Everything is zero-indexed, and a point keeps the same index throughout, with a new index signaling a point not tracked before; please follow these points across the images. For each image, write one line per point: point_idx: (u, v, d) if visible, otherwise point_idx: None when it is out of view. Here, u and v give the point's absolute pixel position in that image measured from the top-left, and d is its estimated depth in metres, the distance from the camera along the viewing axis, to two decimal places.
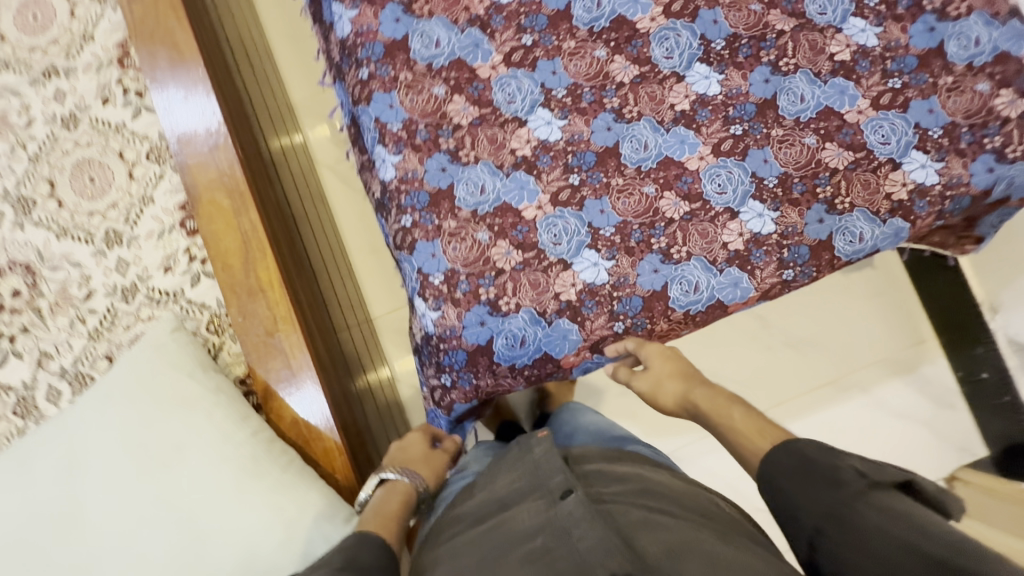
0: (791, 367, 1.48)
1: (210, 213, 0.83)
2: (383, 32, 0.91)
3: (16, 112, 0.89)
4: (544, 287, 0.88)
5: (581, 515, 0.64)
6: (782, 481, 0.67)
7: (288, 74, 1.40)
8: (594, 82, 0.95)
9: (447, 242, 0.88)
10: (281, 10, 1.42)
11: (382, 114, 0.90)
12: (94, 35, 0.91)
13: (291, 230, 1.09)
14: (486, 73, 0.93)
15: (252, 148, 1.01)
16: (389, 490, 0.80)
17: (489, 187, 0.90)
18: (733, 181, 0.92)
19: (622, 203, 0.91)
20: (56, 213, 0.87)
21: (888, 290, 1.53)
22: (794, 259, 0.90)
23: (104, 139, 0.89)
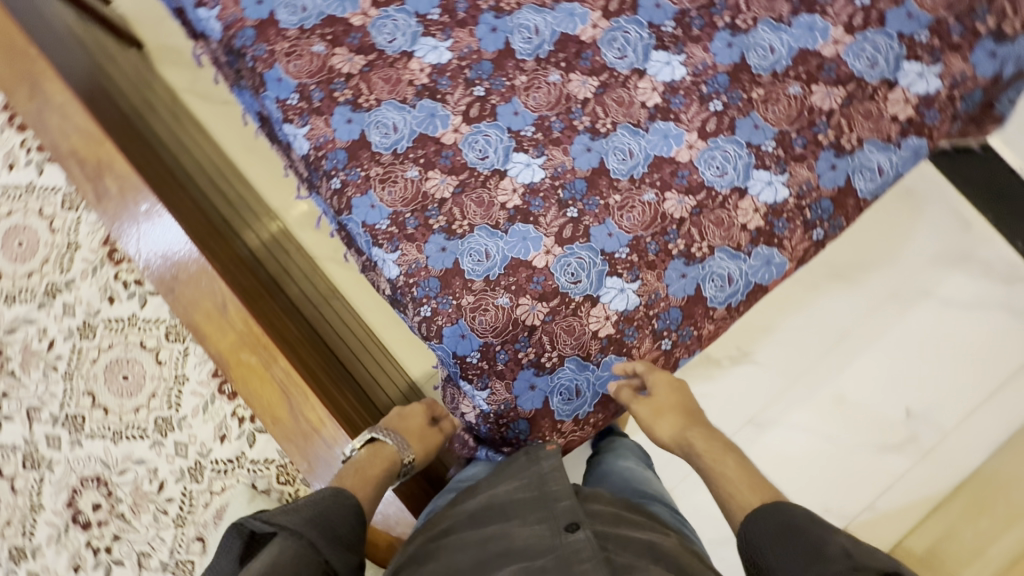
0: (844, 297, 1.43)
1: (244, 375, 0.85)
2: (340, 138, 0.90)
3: (35, 338, 0.95)
4: (581, 330, 0.86)
5: (585, 553, 0.64)
6: (762, 544, 0.64)
7: (266, 192, 1.42)
8: (558, 109, 0.92)
9: (472, 318, 0.86)
10: (235, 129, 1.44)
11: (367, 217, 0.89)
12: (79, 240, 0.96)
13: (314, 345, 1.08)
14: (451, 138, 0.91)
15: (252, 286, 1.01)
16: (376, 450, 0.81)
17: (493, 250, 0.88)
18: (730, 159, 0.88)
19: (627, 219, 0.88)
20: (105, 420, 0.93)
21: (916, 188, 1.45)
22: (819, 216, 0.87)
23: (123, 336, 0.94)
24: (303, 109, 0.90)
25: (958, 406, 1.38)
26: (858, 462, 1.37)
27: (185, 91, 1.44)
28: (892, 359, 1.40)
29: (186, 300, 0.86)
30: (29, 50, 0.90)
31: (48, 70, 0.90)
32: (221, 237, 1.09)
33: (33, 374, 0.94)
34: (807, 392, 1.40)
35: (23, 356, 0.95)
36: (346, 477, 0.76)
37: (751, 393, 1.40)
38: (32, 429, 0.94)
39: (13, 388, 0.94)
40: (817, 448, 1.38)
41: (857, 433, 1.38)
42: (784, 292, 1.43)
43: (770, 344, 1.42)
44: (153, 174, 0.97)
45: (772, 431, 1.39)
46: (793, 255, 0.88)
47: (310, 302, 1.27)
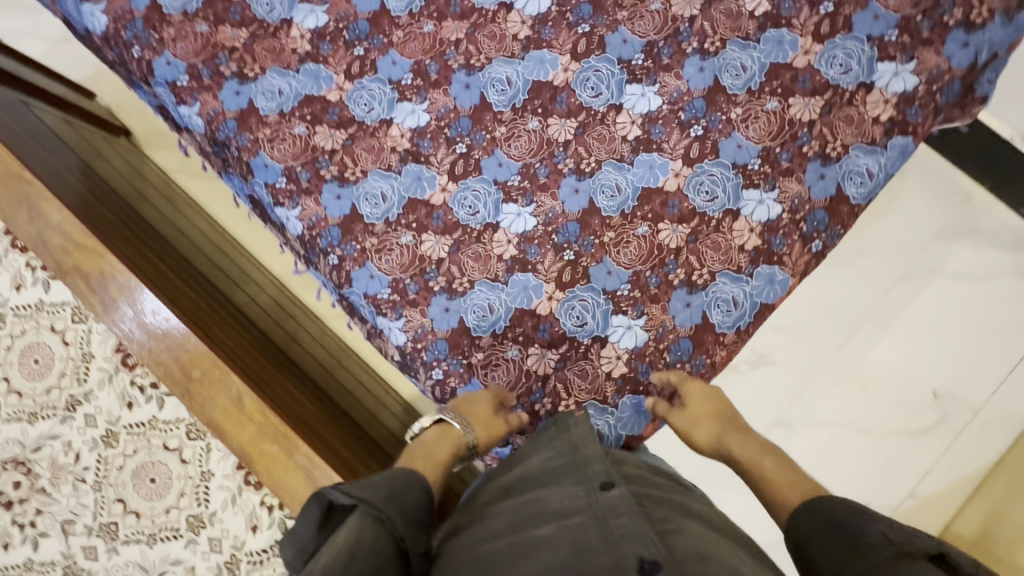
0: (853, 285, 1.41)
1: (268, 464, 0.86)
2: (332, 215, 0.91)
3: (61, 452, 1.02)
4: (594, 374, 0.87)
5: (622, 508, 0.60)
6: (811, 546, 0.63)
7: (263, 255, 1.43)
8: (541, 155, 0.93)
9: (484, 375, 0.87)
10: (224, 204, 1.45)
11: (368, 287, 0.90)
12: (92, 350, 1.04)
13: (332, 414, 1.09)
14: (440, 199, 0.92)
15: (263, 367, 1.02)
16: (442, 433, 0.80)
17: (496, 303, 0.89)
18: (719, 182, 0.88)
19: (624, 255, 0.89)
20: (139, 524, 1.00)
21: (912, 167, 1.44)
22: (815, 227, 0.87)
23: (145, 440, 1.02)
24: (292, 192, 0.91)
25: (984, 380, 1.36)
26: (891, 448, 1.35)
27: (176, 172, 1.47)
28: (910, 340, 1.38)
29: (203, 397, 0.88)
30: (24, 174, 0.93)
31: (44, 192, 0.93)
32: (227, 322, 1.10)
33: (63, 488, 1.01)
34: (830, 385, 1.38)
35: (51, 471, 1.01)
36: (415, 459, 0.76)
37: (773, 395, 1.38)
38: (69, 543, 1.00)
39: (46, 505, 1.00)
40: (845, 440, 1.36)
41: (884, 419, 1.36)
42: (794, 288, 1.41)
43: (786, 343, 1.40)
44: (155, 275, 1.00)
45: (800, 430, 1.37)
46: (797, 270, 0.87)
47: (324, 365, 1.28)
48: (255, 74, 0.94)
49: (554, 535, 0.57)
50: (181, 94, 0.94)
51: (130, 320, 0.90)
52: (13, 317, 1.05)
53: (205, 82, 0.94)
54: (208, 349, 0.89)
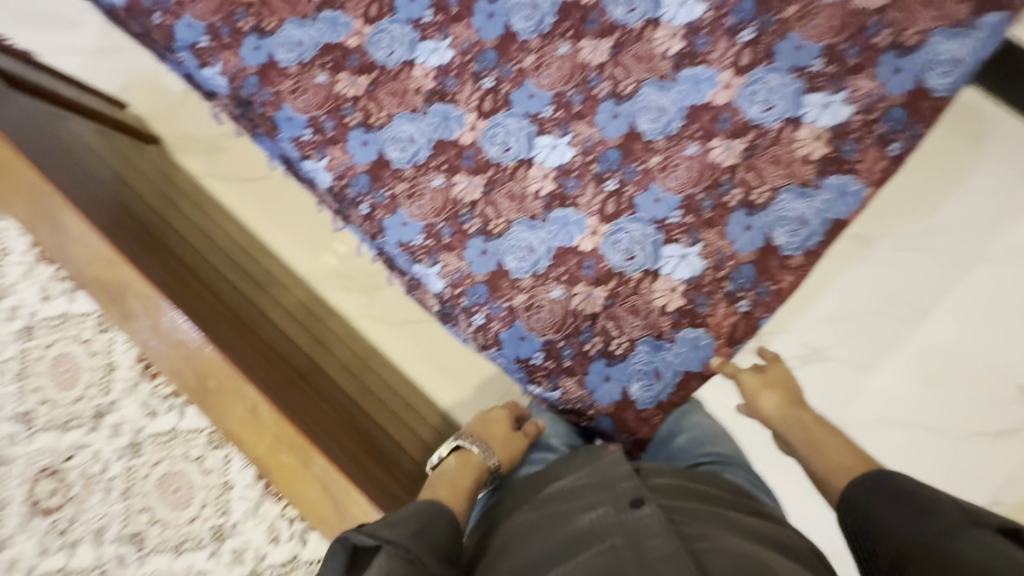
0: (920, 268, 1.23)
1: (285, 476, 0.81)
2: (360, 162, 0.88)
3: (91, 462, 0.93)
4: (647, 309, 0.80)
5: (654, 525, 0.55)
6: (869, 509, 0.58)
7: (290, 256, 1.43)
8: (574, 81, 0.86)
9: (529, 318, 0.82)
10: (256, 207, 1.46)
11: (401, 235, 0.87)
12: (117, 359, 0.97)
13: (367, 412, 1.03)
14: (470, 138, 0.87)
15: (285, 373, 0.95)
16: (464, 460, 0.74)
17: (536, 242, 0.83)
18: (775, 89, 0.79)
19: (673, 179, 0.81)
20: (164, 534, 0.91)
21: (984, 132, 1.23)
22: (893, 127, 0.77)
23: (169, 449, 0.94)
24: (318, 142, 0.89)
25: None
26: (969, 452, 1.18)
27: (205, 176, 1.49)
28: (989, 332, 1.20)
29: (214, 407, 0.84)
30: (45, 186, 0.90)
31: (64, 204, 0.90)
32: (248, 325, 1.04)
33: (94, 496, 0.92)
34: (895, 381, 1.22)
35: (84, 480, 0.93)
36: (439, 489, 0.70)
37: (828, 392, 1.23)
38: (102, 549, 0.91)
39: (79, 513, 0.92)
40: (917, 443, 1.19)
41: (960, 420, 1.19)
42: (843, 277, 1.25)
43: (840, 335, 1.24)
44: (173, 280, 0.94)
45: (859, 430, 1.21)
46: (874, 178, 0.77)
47: (357, 361, 1.22)
48: (274, 27, 0.91)
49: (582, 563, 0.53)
50: (203, 56, 0.92)
51: (146, 330, 0.86)
52: (42, 329, 0.98)
53: (226, 40, 0.91)
54: (223, 358, 0.84)
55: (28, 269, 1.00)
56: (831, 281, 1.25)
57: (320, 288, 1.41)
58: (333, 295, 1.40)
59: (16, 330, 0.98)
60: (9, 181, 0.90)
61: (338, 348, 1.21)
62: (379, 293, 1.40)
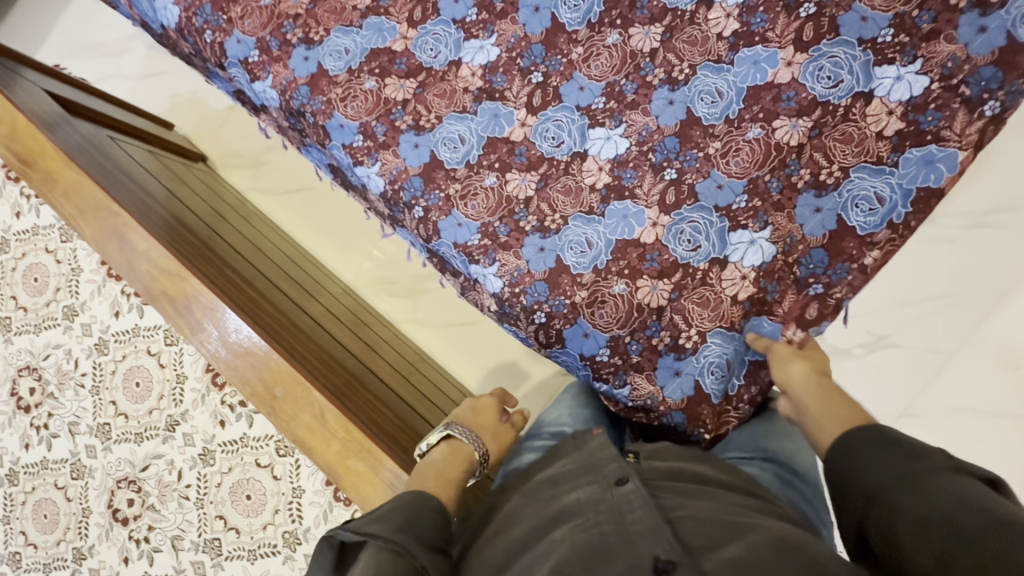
0: (992, 247, 1.16)
1: (356, 482, 0.82)
2: (412, 165, 0.87)
3: (166, 471, 0.96)
4: (717, 299, 0.78)
5: (636, 501, 0.57)
6: (853, 445, 0.61)
7: (335, 263, 1.45)
8: (625, 70, 0.84)
9: (592, 314, 0.80)
10: (303, 218, 1.48)
11: (456, 236, 0.86)
12: (185, 370, 0.97)
13: (422, 415, 1.04)
14: (520, 135, 0.86)
15: (346, 378, 0.96)
16: (453, 451, 0.76)
17: (594, 237, 0.81)
18: (843, 63, 0.76)
19: (735, 164, 0.78)
20: (239, 540, 0.93)
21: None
22: (983, 87, 0.73)
23: (239, 457, 0.94)
24: (370, 148, 0.89)
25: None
26: None
27: (250, 191, 1.52)
28: None
29: (287, 415, 0.85)
30: (112, 206, 0.94)
31: (130, 221, 0.93)
32: (306, 333, 1.05)
33: (170, 504, 0.95)
34: (973, 366, 1.14)
35: (159, 489, 0.96)
36: (429, 481, 0.71)
37: (897, 381, 1.17)
38: (179, 558, 0.95)
39: (157, 521, 0.96)
40: (1005, 432, 1.09)
41: None
42: (908, 259, 1.19)
43: (907, 321, 1.18)
44: (235, 291, 0.96)
45: (936, 419, 1.13)
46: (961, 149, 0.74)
47: (406, 365, 1.22)
48: (321, 37, 0.91)
49: (568, 542, 0.54)
50: (254, 70, 0.93)
51: (215, 341, 0.89)
52: (113, 343, 1.00)
53: (275, 53, 0.92)
54: (290, 365, 0.86)
55: (99, 287, 1.02)
56: (894, 265, 1.20)
57: (365, 294, 1.43)
58: (378, 300, 1.42)
59: (88, 346, 1.01)
60: (80, 204, 0.94)
61: (386, 351, 1.22)
62: (424, 297, 1.40)
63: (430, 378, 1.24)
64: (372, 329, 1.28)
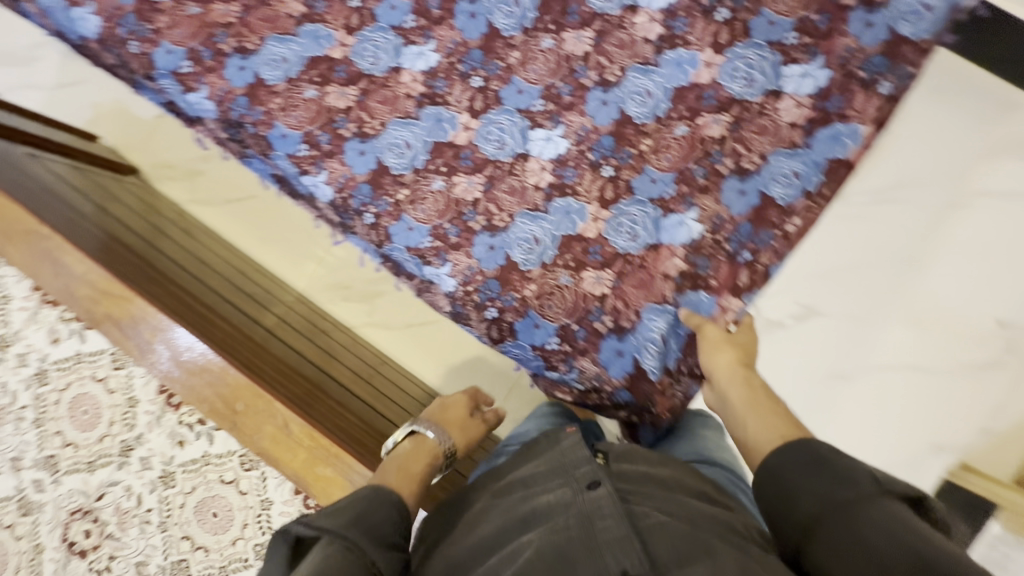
0: (896, 219, 1.29)
1: (327, 488, 0.84)
2: (359, 172, 0.89)
3: (124, 497, 0.95)
4: (652, 280, 0.83)
5: (607, 509, 0.60)
6: (783, 472, 0.59)
7: (286, 273, 1.42)
8: (560, 73, 0.88)
9: (541, 306, 0.85)
10: (248, 227, 1.45)
11: (408, 240, 0.88)
12: (136, 394, 0.97)
13: (386, 415, 1.05)
14: (465, 138, 0.89)
15: (305, 388, 0.97)
16: (417, 445, 0.80)
17: (541, 234, 0.85)
18: (755, 64, 0.83)
19: (666, 159, 0.85)
20: (209, 559, 0.93)
21: (940, 84, 1.29)
22: (877, 73, 0.81)
23: (202, 476, 0.95)
24: (315, 157, 0.89)
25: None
26: (957, 386, 1.25)
27: (188, 203, 1.47)
28: (968, 271, 1.27)
29: (249, 429, 0.85)
30: (42, 229, 0.89)
31: (63, 244, 0.89)
32: (259, 345, 1.04)
33: (131, 531, 0.94)
34: (886, 327, 1.28)
35: (118, 517, 0.94)
36: (390, 473, 0.74)
37: (825, 347, 1.29)
38: None
39: (118, 549, 0.93)
40: (909, 383, 1.27)
41: (950, 357, 1.26)
42: (826, 234, 1.31)
43: (829, 291, 1.30)
44: (183, 307, 0.94)
45: (856, 378, 1.27)
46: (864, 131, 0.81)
47: (368, 369, 1.22)
48: (256, 46, 0.90)
49: (537, 544, 0.58)
50: (186, 81, 0.91)
51: (167, 360, 0.88)
52: (55, 372, 0.99)
53: (208, 63, 0.90)
54: (248, 380, 0.86)
55: (32, 314, 1.01)
56: (815, 241, 1.31)
57: (320, 301, 1.41)
58: (333, 306, 1.41)
59: (26, 377, 0.99)
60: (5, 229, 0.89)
61: (345, 356, 1.21)
62: (380, 300, 1.41)
63: (392, 379, 1.24)
64: (329, 335, 1.27)
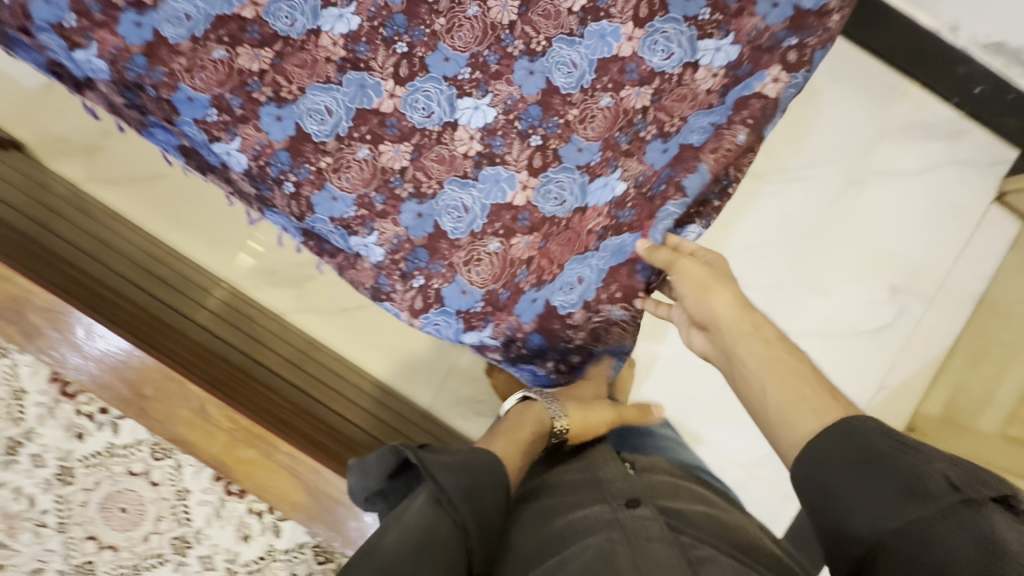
0: (807, 195, 1.40)
1: (249, 469, 0.83)
2: (276, 139, 0.85)
3: (11, 500, 0.91)
4: (576, 235, 0.86)
5: (652, 531, 0.63)
6: (832, 469, 0.54)
7: (205, 257, 1.33)
8: (486, 41, 0.87)
9: (468, 272, 0.87)
10: (157, 207, 1.34)
11: (332, 211, 0.87)
12: (23, 385, 0.92)
13: (319, 398, 1.01)
14: (390, 106, 0.86)
15: (228, 368, 0.94)
16: (529, 409, 0.83)
17: (470, 202, 0.86)
18: (673, 38, 0.85)
19: (592, 129, 0.86)
20: (117, 557, 0.95)
21: (842, 70, 1.40)
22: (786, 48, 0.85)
23: (106, 469, 0.95)
24: (227, 122, 0.85)
25: (940, 264, 1.40)
26: (858, 348, 1.39)
27: (86, 182, 1.33)
28: (867, 243, 1.40)
29: (160, 413, 0.83)
30: None
31: None
32: (170, 327, 0.96)
33: (22, 537, 0.91)
34: (799, 296, 1.39)
35: (5, 523, 0.91)
36: (500, 435, 0.77)
37: None
38: None
39: (7, 557, 0.91)
40: (818, 346, 1.39)
41: (853, 323, 1.39)
42: (746, 209, 1.40)
43: (750, 263, 1.39)
44: (81, 288, 0.87)
45: None
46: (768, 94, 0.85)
47: (297, 352, 1.17)
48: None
49: (588, 555, 0.59)
50: (72, 37, 0.81)
51: (61, 344, 0.82)
52: None
53: (97, 17, 0.81)
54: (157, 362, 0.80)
55: None
56: (736, 217, 1.40)
57: (243, 285, 1.33)
58: (256, 289, 1.33)
59: None
60: None
61: (272, 340, 1.15)
62: (310, 284, 1.35)
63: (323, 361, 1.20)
64: (253, 318, 1.21)
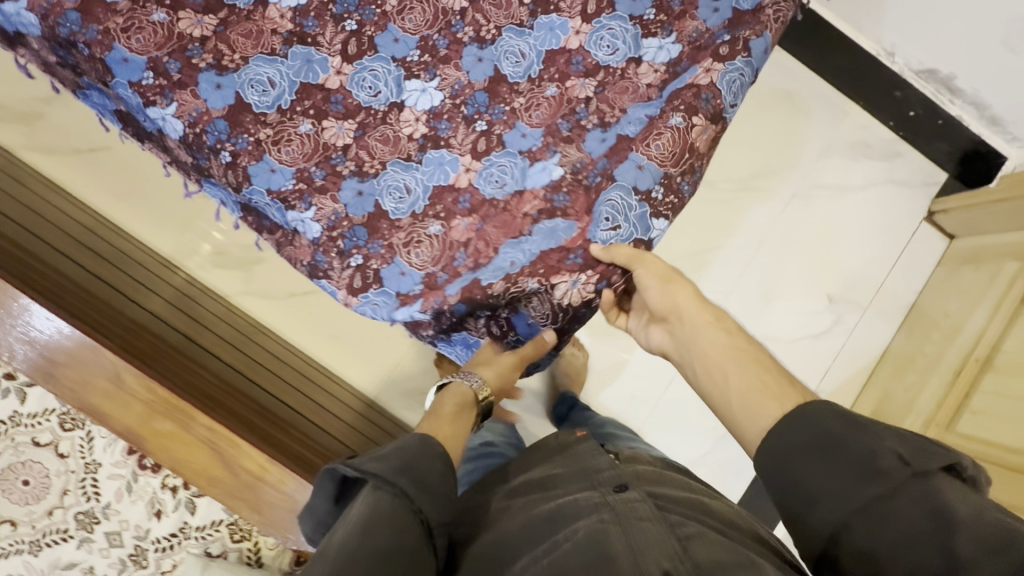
0: (755, 205, 1.46)
1: (165, 443, 0.84)
2: (215, 107, 0.83)
3: None
4: (512, 217, 0.86)
5: (642, 512, 0.61)
6: (791, 459, 0.57)
7: (146, 233, 1.28)
8: (437, 26, 0.88)
9: (407, 254, 0.86)
10: (96, 177, 1.28)
11: (270, 182, 0.84)
12: None
13: (253, 378, 0.98)
14: (336, 82, 0.86)
15: (156, 343, 0.91)
16: (448, 391, 0.87)
17: (412, 183, 0.86)
18: (619, 35, 0.88)
19: (536, 117, 0.88)
20: (14, 533, 1.08)
21: (791, 87, 1.47)
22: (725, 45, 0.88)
23: (11, 439, 1.08)
24: (163, 86, 0.82)
25: (875, 277, 1.47)
26: (799, 355, 1.44)
27: (20, 149, 1.27)
28: (810, 254, 1.46)
29: (73, 382, 0.82)
30: None
31: None
32: (98, 300, 0.93)
33: None
34: (744, 302, 1.43)
35: None
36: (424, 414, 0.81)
37: None
38: None
39: None
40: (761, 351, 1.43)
41: (794, 329, 1.45)
42: (697, 215, 1.44)
43: (699, 267, 1.43)
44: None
45: None
46: (701, 83, 0.86)
47: (241, 339, 1.09)
48: None
49: (576, 536, 0.58)
50: None
51: None
52: None
53: None
54: None
55: None
56: (688, 220, 1.44)
57: (184, 262, 1.29)
58: (197, 267, 1.29)
59: None
60: None
61: (213, 318, 1.11)
62: (258, 267, 1.32)
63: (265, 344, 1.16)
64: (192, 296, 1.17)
